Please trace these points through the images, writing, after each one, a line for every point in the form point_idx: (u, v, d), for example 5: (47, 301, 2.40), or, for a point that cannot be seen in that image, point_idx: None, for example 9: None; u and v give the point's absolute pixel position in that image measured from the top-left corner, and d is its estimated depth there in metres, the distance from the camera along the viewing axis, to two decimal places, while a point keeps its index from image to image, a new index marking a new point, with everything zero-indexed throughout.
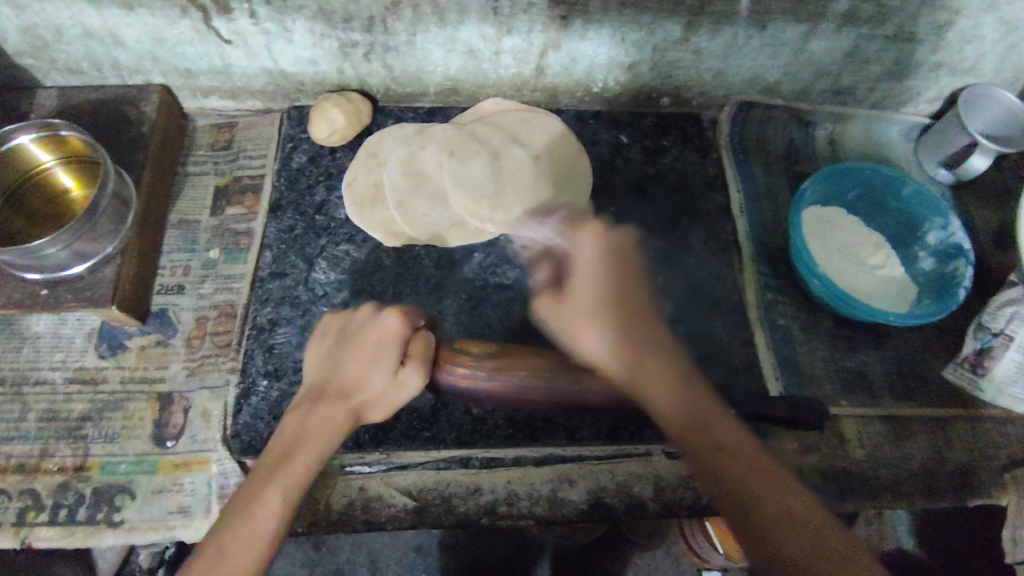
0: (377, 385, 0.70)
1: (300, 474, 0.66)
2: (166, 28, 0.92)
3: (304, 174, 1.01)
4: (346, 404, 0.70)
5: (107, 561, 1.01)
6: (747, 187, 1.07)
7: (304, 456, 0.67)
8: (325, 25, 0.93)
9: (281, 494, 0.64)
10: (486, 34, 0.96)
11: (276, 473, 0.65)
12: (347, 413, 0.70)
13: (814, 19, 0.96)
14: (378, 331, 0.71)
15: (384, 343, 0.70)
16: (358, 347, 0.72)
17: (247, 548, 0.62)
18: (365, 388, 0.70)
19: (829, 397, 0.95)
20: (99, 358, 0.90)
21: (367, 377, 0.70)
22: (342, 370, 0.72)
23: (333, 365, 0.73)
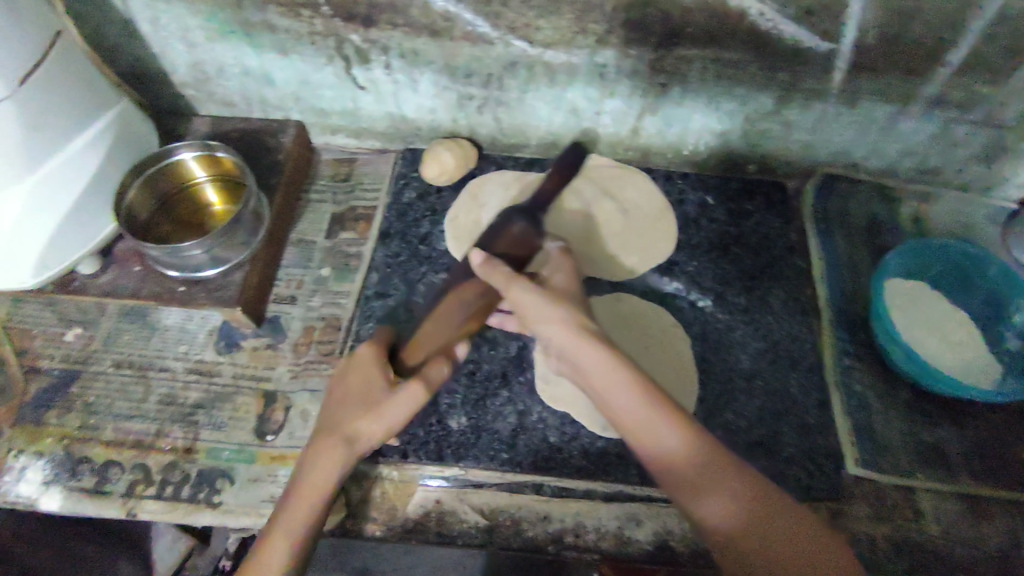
0: (373, 407, 0.78)
1: (306, 507, 0.72)
2: (311, 72, 1.06)
3: (412, 209, 1.11)
4: (342, 430, 0.77)
5: (164, 563, 1.15)
6: (828, 255, 1.11)
7: (309, 484, 0.74)
8: (447, 79, 1.05)
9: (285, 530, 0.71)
10: (591, 96, 1.06)
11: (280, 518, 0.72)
12: (346, 436, 0.76)
13: (903, 100, 1.01)
14: (358, 367, 0.81)
15: (353, 366, 0.82)
16: (350, 382, 0.80)
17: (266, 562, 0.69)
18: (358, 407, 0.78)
19: (902, 467, 0.95)
20: (217, 354, 1.00)
21: (366, 389, 0.80)
22: (336, 403, 0.80)
23: (331, 422, 0.79)
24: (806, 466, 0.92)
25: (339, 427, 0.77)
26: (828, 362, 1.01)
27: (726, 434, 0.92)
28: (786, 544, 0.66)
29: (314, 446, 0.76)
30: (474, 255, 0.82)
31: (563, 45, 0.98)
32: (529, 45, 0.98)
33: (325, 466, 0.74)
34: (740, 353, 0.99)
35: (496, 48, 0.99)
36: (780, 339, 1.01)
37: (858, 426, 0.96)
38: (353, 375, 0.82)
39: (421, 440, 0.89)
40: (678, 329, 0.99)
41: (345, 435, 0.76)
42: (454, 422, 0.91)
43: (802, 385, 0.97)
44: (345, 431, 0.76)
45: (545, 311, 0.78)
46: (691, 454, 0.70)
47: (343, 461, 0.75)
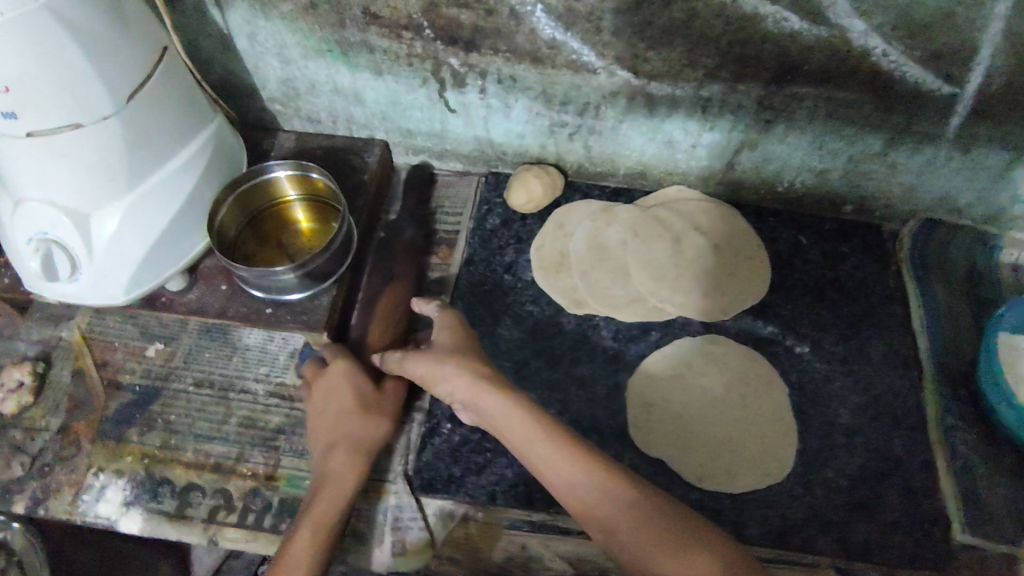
0: (376, 413, 0.86)
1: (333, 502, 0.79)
2: (403, 93, 1.04)
3: (496, 235, 1.08)
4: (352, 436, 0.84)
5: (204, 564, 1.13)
6: (929, 304, 1.05)
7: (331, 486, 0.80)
8: (542, 105, 1.02)
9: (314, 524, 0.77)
10: (689, 129, 1.02)
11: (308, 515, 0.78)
12: (354, 441, 0.83)
13: (1022, 148, 0.96)
14: (339, 379, 0.86)
15: (324, 386, 0.87)
16: (333, 398, 0.86)
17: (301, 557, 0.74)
18: (354, 414, 0.85)
19: (1012, 537, 0.89)
20: (297, 377, 0.98)
21: (353, 399, 0.85)
22: (327, 415, 0.85)
23: (329, 429, 0.84)
24: (911, 531, 0.87)
25: (348, 436, 0.84)
26: (930, 419, 0.96)
27: (825, 493, 0.88)
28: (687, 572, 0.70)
29: (326, 455, 0.83)
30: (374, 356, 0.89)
31: (669, 78, 0.95)
32: (633, 76, 0.95)
33: (342, 470, 0.81)
34: (839, 406, 0.95)
35: (599, 77, 0.96)
36: (880, 392, 0.96)
37: (967, 491, 0.90)
38: (335, 387, 0.86)
39: (511, 483, 0.86)
40: (773, 377, 0.96)
41: (352, 442, 0.83)
42: None
43: (904, 444, 0.93)
44: (354, 438, 0.83)
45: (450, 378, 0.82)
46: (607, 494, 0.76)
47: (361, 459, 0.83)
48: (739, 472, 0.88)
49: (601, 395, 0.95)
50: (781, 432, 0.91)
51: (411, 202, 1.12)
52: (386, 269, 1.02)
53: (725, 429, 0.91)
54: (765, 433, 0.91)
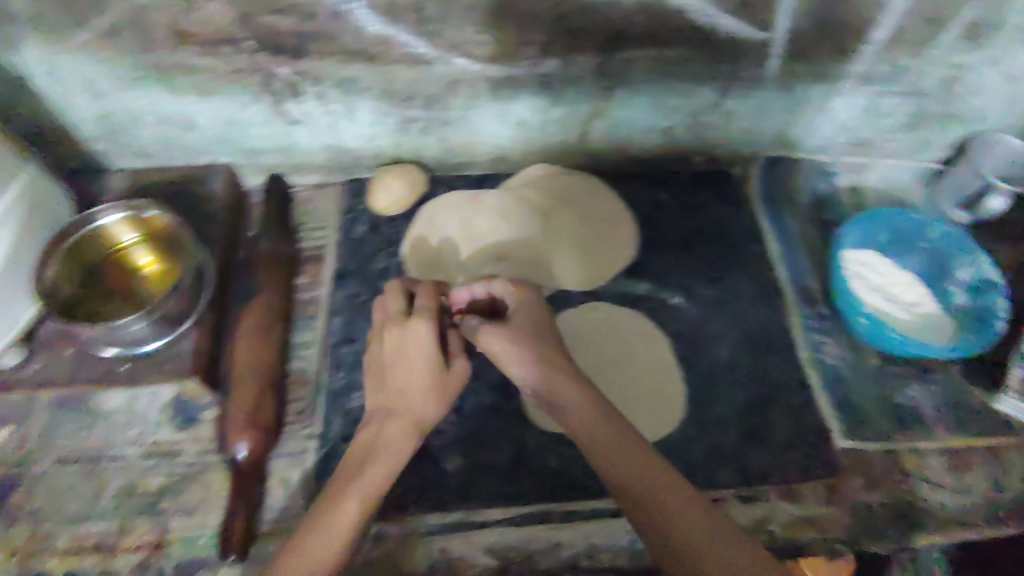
0: (432, 388, 0.80)
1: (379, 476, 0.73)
2: (237, 112, 0.98)
3: (365, 243, 1.05)
4: (406, 409, 0.79)
5: None
6: (782, 235, 1.14)
7: (373, 461, 0.73)
8: (387, 104, 1.00)
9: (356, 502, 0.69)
10: (536, 106, 1.03)
11: (352, 483, 0.71)
12: (406, 417, 0.78)
13: (835, 80, 1.05)
14: (417, 342, 0.81)
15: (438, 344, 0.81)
16: (401, 363, 0.81)
17: (325, 537, 0.66)
18: (414, 391, 0.80)
19: (885, 432, 0.99)
20: (173, 431, 0.91)
21: (410, 372, 0.80)
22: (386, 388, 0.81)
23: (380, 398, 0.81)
24: (799, 448, 0.94)
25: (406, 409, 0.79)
26: (799, 341, 1.04)
27: (718, 430, 0.93)
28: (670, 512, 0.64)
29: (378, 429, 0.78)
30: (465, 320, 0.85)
31: (505, 59, 0.95)
32: (470, 61, 0.94)
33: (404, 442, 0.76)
34: (719, 346, 1.00)
35: (435, 68, 0.95)
36: (753, 325, 1.03)
37: (837, 400, 1.00)
38: (399, 355, 0.82)
39: (422, 489, 0.87)
40: (654, 331, 1.00)
41: (409, 418, 0.78)
42: (450, 464, 0.89)
43: (780, 366, 1.00)
44: (409, 416, 0.78)
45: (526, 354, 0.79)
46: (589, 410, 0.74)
47: (409, 437, 0.77)
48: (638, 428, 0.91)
49: None
50: (668, 381, 0.96)
51: (271, 210, 1.04)
52: (245, 286, 0.95)
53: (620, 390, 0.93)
54: (655, 386, 0.95)
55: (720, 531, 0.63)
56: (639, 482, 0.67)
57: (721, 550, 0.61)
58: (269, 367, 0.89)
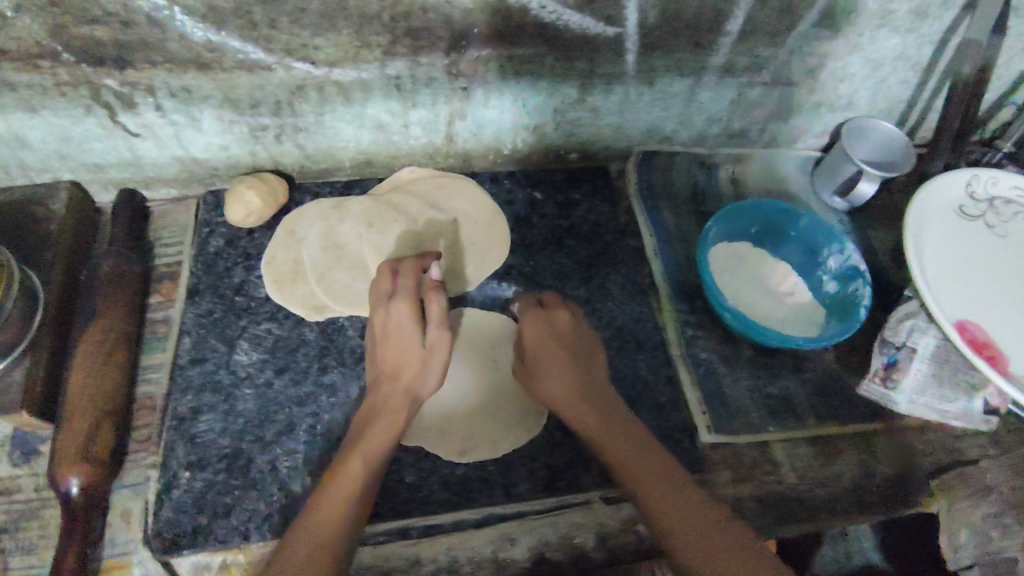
0: (419, 361, 0.81)
1: (378, 446, 0.78)
2: (71, 127, 0.93)
3: (222, 257, 1.01)
4: (399, 384, 0.82)
5: None
6: (658, 229, 1.13)
7: (374, 437, 0.79)
8: (232, 112, 0.95)
9: (363, 469, 0.76)
10: (393, 109, 1.00)
11: (353, 455, 0.77)
12: (402, 389, 0.81)
13: (698, 73, 1.04)
14: (396, 321, 0.82)
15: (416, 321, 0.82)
16: (388, 342, 0.83)
17: (323, 515, 0.72)
18: (404, 364, 0.82)
19: (756, 424, 0.97)
20: (12, 467, 0.86)
21: (400, 352, 0.82)
22: (382, 362, 0.83)
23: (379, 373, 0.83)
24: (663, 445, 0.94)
25: (398, 387, 0.82)
26: (672, 336, 1.03)
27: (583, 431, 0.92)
28: (641, 467, 0.82)
29: (375, 400, 0.82)
30: (433, 296, 0.81)
31: (349, 62, 0.91)
32: (312, 65, 0.90)
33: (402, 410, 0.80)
34: None
35: (277, 73, 0.90)
36: (621, 323, 1.04)
37: (709, 394, 0.99)
38: (390, 336, 0.82)
39: (267, 514, 0.81)
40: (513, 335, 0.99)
41: (405, 391, 0.81)
42: (300, 486, 0.84)
43: (649, 364, 1.01)
44: (402, 392, 0.81)
45: (544, 369, 0.89)
46: (563, 375, 0.89)
47: (406, 405, 0.81)
48: (500, 438, 0.90)
49: (355, 395, 0.91)
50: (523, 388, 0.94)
51: (120, 230, 0.99)
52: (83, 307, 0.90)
53: (481, 402, 0.92)
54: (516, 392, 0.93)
55: (717, 528, 0.75)
56: (615, 442, 0.84)
57: (675, 499, 0.78)
58: (107, 394, 0.85)
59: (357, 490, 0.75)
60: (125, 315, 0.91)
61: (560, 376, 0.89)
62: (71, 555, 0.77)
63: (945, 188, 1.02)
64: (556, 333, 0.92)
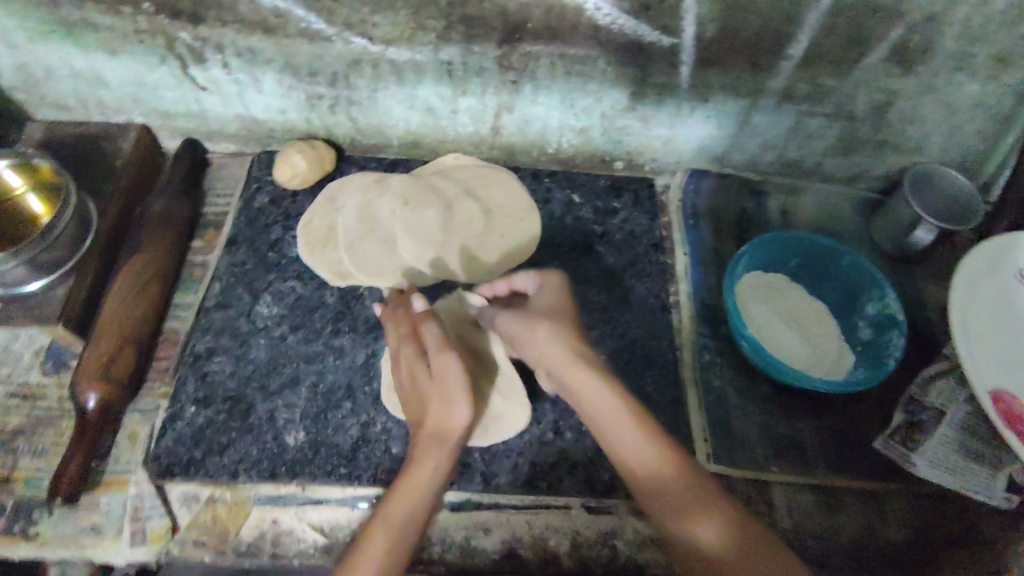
0: (427, 395, 0.76)
1: (411, 497, 0.71)
2: (147, 74, 1.00)
3: (264, 214, 1.06)
4: (423, 430, 0.75)
5: None
6: (695, 249, 1.11)
7: (409, 488, 0.72)
8: (292, 78, 1.00)
9: (394, 524, 0.69)
10: (443, 94, 1.03)
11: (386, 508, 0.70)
12: (428, 433, 0.75)
13: (754, 95, 1.01)
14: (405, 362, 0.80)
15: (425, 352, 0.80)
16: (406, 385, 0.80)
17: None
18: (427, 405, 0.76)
19: (757, 462, 0.93)
20: (42, 375, 0.93)
21: (416, 391, 0.78)
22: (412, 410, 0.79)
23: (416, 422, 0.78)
24: None
25: (422, 430, 0.75)
26: (687, 359, 1.01)
27: (575, 436, 0.91)
28: None
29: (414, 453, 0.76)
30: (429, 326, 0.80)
31: (403, 43, 0.94)
32: (369, 42, 0.94)
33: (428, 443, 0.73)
34: (596, 353, 0.99)
35: (336, 45, 0.95)
36: (636, 337, 1.02)
37: (715, 422, 0.96)
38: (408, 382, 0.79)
39: (256, 459, 0.85)
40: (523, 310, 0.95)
41: (429, 434, 0.75)
42: (292, 439, 0.87)
43: (657, 383, 0.98)
44: (428, 433, 0.75)
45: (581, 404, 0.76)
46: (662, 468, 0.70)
47: (438, 452, 0.73)
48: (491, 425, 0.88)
49: (359, 362, 0.94)
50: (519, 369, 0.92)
51: (179, 171, 1.06)
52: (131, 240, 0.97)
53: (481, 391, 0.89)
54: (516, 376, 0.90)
55: None
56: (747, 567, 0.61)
57: None
58: (136, 318, 0.91)
59: (385, 542, 0.68)
60: (166, 251, 0.98)
61: (652, 467, 0.71)
62: (76, 461, 0.83)
63: (995, 247, 0.95)
64: (539, 311, 0.83)
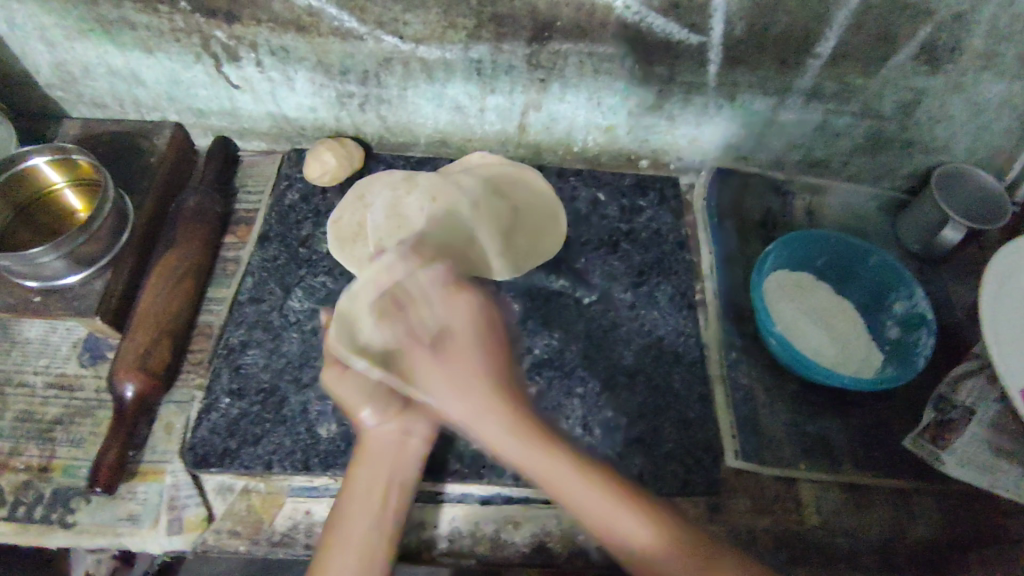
0: (390, 418, 0.82)
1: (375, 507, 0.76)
2: (181, 72, 1.02)
3: (294, 210, 1.08)
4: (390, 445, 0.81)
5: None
6: (720, 249, 1.12)
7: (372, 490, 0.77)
8: (323, 76, 1.02)
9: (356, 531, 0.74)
10: (471, 92, 1.04)
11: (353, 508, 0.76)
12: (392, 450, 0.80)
13: (781, 93, 1.02)
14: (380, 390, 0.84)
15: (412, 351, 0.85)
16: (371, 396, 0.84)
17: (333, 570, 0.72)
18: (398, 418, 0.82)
19: (785, 459, 0.94)
20: (80, 366, 0.95)
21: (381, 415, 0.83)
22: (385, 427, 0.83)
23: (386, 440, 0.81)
24: (683, 461, 0.92)
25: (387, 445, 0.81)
26: (714, 356, 1.02)
27: (603, 432, 0.92)
28: None
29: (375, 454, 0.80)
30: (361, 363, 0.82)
31: (434, 41, 0.95)
32: (400, 40, 0.95)
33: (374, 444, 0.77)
34: (623, 349, 1.00)
35: (367, 44, 0.96)
36: (664, 334, 1.02)
37: (743, 420, 0.96)
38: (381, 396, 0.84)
39: (288, 450, 0.86)
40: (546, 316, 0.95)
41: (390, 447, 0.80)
42: (324, 431, 0.88)
43: (686, 380, 0.98)
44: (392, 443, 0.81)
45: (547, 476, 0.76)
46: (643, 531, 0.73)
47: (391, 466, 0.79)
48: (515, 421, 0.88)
49: None
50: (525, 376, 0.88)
51: (211, 169, 1.07)
52: (166, 236, 0.99)
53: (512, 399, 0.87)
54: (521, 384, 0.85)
55: None
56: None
57: None
58: (171, 313, 0.93)
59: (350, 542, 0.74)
60: (200, 248, 0.99)
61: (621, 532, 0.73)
62: (112, 453, 0.84)
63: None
64: (462, 354, 0.81)
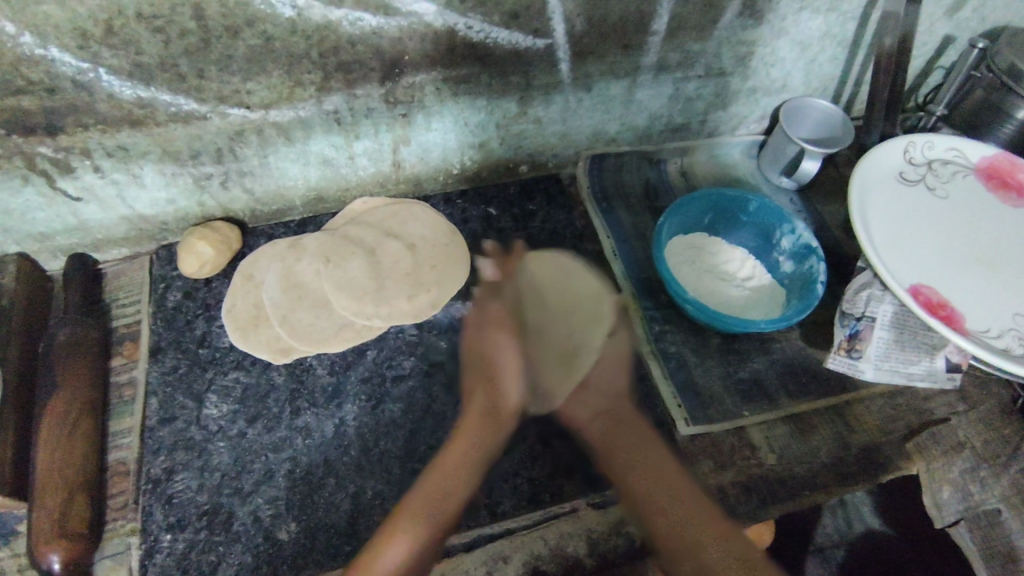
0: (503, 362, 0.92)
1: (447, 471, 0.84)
2: (9, 200, 0.91)
3: (181, 311, 1.00)
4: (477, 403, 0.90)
5: None
6: (616, 230, 1.15)
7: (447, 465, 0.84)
8: (173, 165, 0.94)
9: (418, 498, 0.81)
10: (336, 143, 1.00)
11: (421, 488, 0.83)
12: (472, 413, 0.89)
13: (632, 74, 1.06)
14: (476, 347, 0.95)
15: (502, 323, 0.94)
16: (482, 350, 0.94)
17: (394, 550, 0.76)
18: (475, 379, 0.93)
19: (730, 410, 0.99)
20: None
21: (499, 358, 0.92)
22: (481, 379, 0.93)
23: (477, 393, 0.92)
24: None
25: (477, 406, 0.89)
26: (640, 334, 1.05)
27: (561, 441, 0.95)
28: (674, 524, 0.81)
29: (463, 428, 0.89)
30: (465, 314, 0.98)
31: (284, 103, 0.91)
32: (247, 110, 0.90)
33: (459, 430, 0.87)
34: None
35: (213, 121, 0.90)
36: None
37: (683, 388, 1.00)
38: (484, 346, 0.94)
39: (255, 565, 0.81)
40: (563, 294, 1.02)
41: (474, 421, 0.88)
42: (284, 533, 0.83)
43: None
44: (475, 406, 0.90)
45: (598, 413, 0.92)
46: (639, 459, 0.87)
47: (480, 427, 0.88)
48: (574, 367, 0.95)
49: (329, 435, 0.91)
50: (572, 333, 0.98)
51: (73, 293, 0.97)
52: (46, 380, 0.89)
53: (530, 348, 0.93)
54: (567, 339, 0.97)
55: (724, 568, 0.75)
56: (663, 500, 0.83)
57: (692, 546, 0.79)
58: (75, 465, 0.83)
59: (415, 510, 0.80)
60: (88, 382, 0.90)
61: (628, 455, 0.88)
62: None
63: (883, 156, 1.05)
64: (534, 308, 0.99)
